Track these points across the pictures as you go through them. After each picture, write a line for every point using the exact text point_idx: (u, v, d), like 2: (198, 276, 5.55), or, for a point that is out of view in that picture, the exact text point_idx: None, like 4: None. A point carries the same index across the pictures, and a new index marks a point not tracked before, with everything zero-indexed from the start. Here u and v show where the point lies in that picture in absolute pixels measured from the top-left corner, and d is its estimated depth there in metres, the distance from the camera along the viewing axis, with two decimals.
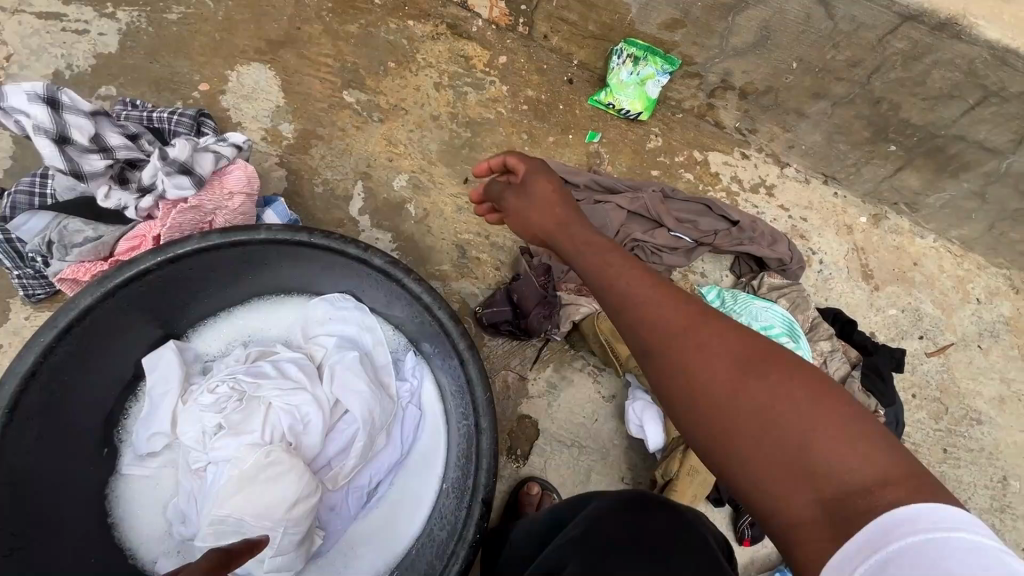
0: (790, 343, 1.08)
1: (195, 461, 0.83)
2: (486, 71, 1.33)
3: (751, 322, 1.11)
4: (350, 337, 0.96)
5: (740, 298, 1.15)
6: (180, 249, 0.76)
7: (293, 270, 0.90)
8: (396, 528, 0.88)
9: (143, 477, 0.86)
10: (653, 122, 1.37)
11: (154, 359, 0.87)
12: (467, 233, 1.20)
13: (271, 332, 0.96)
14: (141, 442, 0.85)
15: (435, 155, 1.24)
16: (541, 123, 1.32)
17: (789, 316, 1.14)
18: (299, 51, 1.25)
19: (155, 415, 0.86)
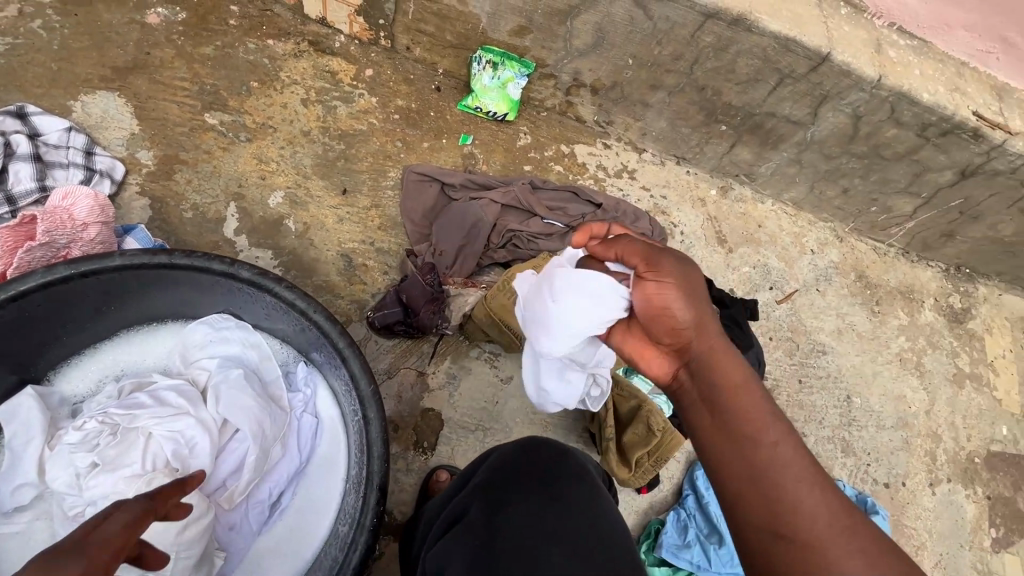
0: None
1: (70, 507, 0.79)
2: (354, 85, 1.36)
3: None
4: (233, 356, 0.96)
5: None
6: (23, 285, 0.74)
7: (161, 295, 0.89)
8: (303, 536, 0.89)
9: (13, 537, 0.81)
10: (520, 122, 1.47)
11: (11, 408, 0.82)
12: (351, 241, 1.23)
13: (147, 363, 0.93)
14: (5, 498, 0.80)
15: (310, 169, 1.26)
16: (414, 130, 1.37)
17: None
18: (151, 76, 1.22)
19: (17, 468, 0.81)
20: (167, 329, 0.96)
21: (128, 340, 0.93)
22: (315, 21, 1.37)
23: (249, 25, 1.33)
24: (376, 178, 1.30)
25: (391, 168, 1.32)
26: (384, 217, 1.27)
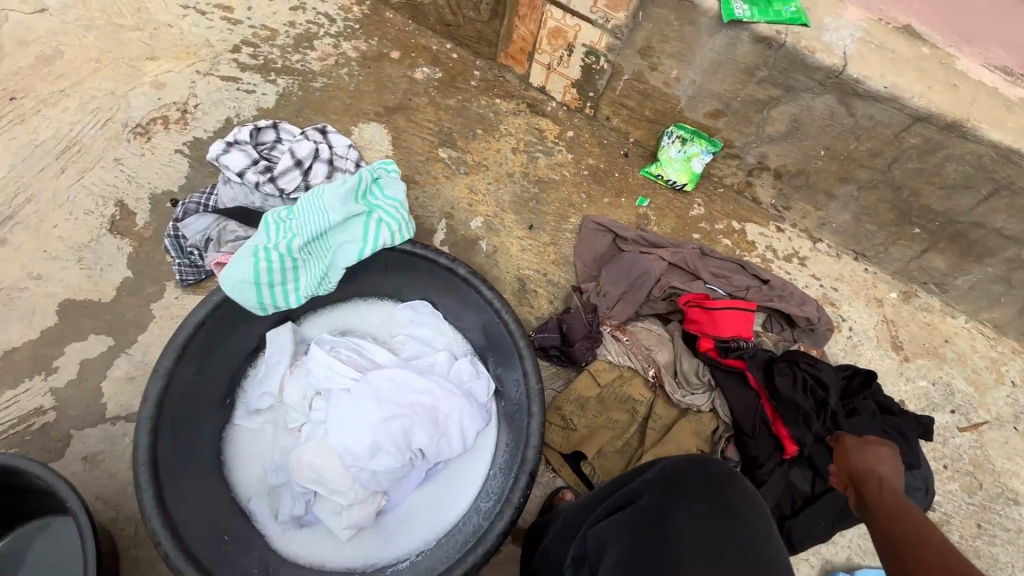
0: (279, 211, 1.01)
1: (294, 421, 1.03)
2: (556, 142, 1.59)
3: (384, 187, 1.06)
4: (425, 339, 1.13)
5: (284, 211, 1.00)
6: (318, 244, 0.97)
7: (390, 275, 1.10)
8: (448, 502, 1.01)
9: (248, 431, 1.04)
10: (697, 194, 1.57)
11: (274, 334, 1.07)
12: (528, 269, 1.41)
13: (362, 327, 1.15)
14: (254, 399, 1.03)
15: (508, 204, 1.48)
16: (599, 187, 1.55)
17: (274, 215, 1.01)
18: (408, 116, 1.56)
19: (268, 378, 1.05)
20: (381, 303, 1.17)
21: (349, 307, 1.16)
22: (535, 88, 1.64)
23: (484, 87, 1.64)
24: (559, 220, 1.48)
25: (572, 215, 1.50)
26: (559, 254, 1.44)
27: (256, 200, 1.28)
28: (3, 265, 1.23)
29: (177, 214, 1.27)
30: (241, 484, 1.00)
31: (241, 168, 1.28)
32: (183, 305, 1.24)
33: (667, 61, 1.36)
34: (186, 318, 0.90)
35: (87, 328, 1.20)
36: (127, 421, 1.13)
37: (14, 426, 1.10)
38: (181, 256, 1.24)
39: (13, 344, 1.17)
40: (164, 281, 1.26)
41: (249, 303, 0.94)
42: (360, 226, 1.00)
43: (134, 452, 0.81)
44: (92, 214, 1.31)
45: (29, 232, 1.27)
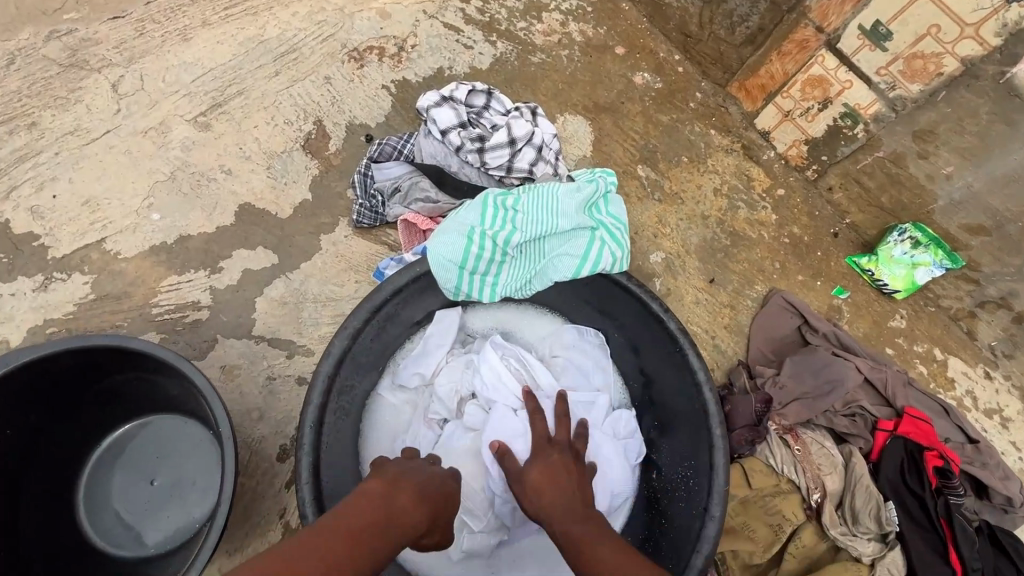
0: (503, 196, 0.92)
1: (436, 413, 0.96)
2: (762, 196, 1.42)
3: (613, 203, 0.97)
4: (585, 372, 0.99)
5: (505, 199, 0.92)
6: (542, 248, 0.90)
7: (578, 295, 0.98)
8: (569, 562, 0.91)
9: (388, 405, 0.97)
10: (903, 304, 1.37)
11: (443, 314, 0.98)
12: (697, 325, 1.27)
13: (524, 334, 1.04)
14: (404, 374, 0.96)
15: (694, 248, 1.34)
16: (796, 260, 1.37)
17: (491, 196, 0.92)
18: (616, 120, 1.42)
19: (424, 359, 0.97)
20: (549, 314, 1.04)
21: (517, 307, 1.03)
22: (757, 130, 1.46)
23: (703, 112, 1.47)
24: (744, 283, 1.33)
25: (759, 282, 1.33)
26: (734, 319, 1.29)
27: (453, 165, 1.20)
28: (200, 151, 1.23)
29: (371, 154, 1.21)
30: (367, 460, 0.93)
31: (447, 128, 1.20)
32: (350, 246, 1.19)
33: (945, 153, 1.16)
34: (383, 282, 0.83)
35: (257, 238, 1.18)
36: (269, 345, 1.10)
37: (170, 313, 1.10)
38: (364, 197, 1.19)
39: (189, 231, 1.16)
40: (339, 216, 1.21)
41: (448, 284, 0.87)
42: (581, 241, 0.91)
43: (304, 411, 0.75)
44: (290, 126, 1.28)
45: (230, 125, 1.26)
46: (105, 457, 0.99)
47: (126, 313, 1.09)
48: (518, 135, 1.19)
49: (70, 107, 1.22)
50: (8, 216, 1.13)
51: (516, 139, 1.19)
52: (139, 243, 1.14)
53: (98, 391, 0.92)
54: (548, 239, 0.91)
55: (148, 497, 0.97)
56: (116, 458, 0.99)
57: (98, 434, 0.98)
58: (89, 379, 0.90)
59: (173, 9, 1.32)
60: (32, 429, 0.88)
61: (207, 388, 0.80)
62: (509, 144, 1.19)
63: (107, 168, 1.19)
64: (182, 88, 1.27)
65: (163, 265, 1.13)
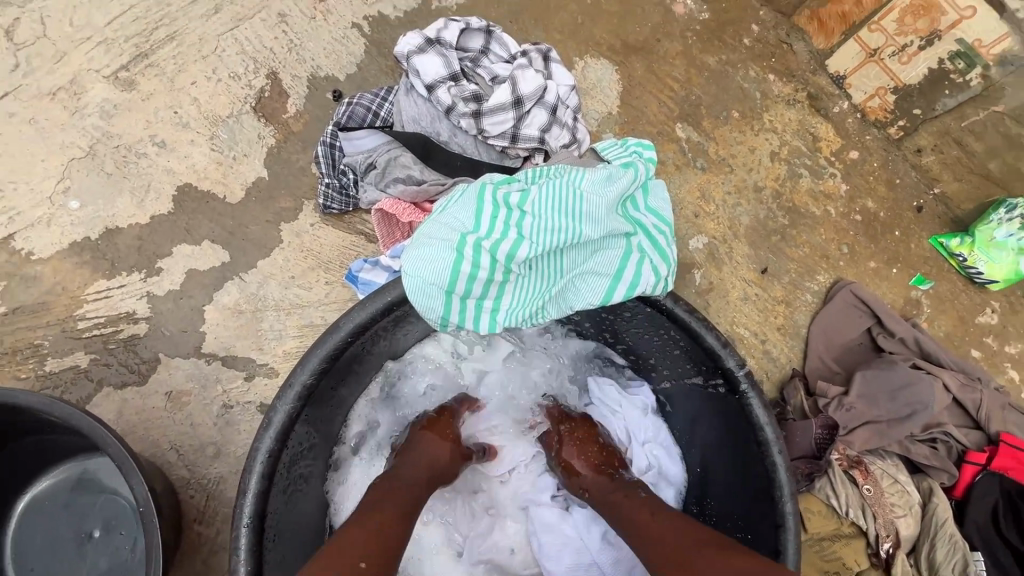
0: (506, 192, 0.67)
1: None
2: (831, 161, 1.14)
3: (656, 194, 0.73)
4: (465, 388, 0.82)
5: (507, 196, 0.67)
6: (560, 266, 0.66)
7: (605, 317, 0.76)
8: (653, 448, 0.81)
9: None
10: (997, 296, 1.12)
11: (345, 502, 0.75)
12: (744, 328, 1.04)
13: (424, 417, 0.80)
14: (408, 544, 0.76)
15: (744, 229, 1.08)
16: (868, 242, 1.12)
17: (489, 191, 0.67)
18: (649, 63, 1.12)
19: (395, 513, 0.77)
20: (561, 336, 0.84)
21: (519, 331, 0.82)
22: (829, 74, 1.15)
23: (761, 51, 1.15)
24: (803, 273, 1.08)
25: (822, 271, 1.09)
26: (789, 319, 1.06)
27: (442, 133, 0.94)
28: (124, 117, 0.98)
29: (338, 118, 0.95)
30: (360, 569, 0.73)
31: (432, 83, 0.92)
32: (318, 238, 0.96)
33: None
34: (337, 319, 0.61)
35: (203, 230, 0.95)
36: (223, 366, 0.90)
37: (99, 327, 0.90)
38: (331, 176, 0.94)
39: (117, 223, 0.94)
40: (302, 200, 0.97)
41: (432, 315, 0.65)
42: (613, 253, 0.67)
43: (239, 503, 0.57)
44: (236, 81, 1.01)
45: (161, 82, 1.00)
46: (34, 508, 0.83)
47: (47, 329, 0.89)
48: (525, 93, 0.92)
49: None
50: None
51: (522, 99, 0.92)
52: (56, 239, 0.92)
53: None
54: (568, 253, 0.66)
55: (84, 553, 0.81)
56: (47, 507, 0.83)
57: (19, 482, 0.81)
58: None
59: None
60: None
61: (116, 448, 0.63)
62: (513, 106, 0.92)
63: (10, 142, 0.95)
64: (96, 34, 0.99)
65: (88, 267, 0.92)
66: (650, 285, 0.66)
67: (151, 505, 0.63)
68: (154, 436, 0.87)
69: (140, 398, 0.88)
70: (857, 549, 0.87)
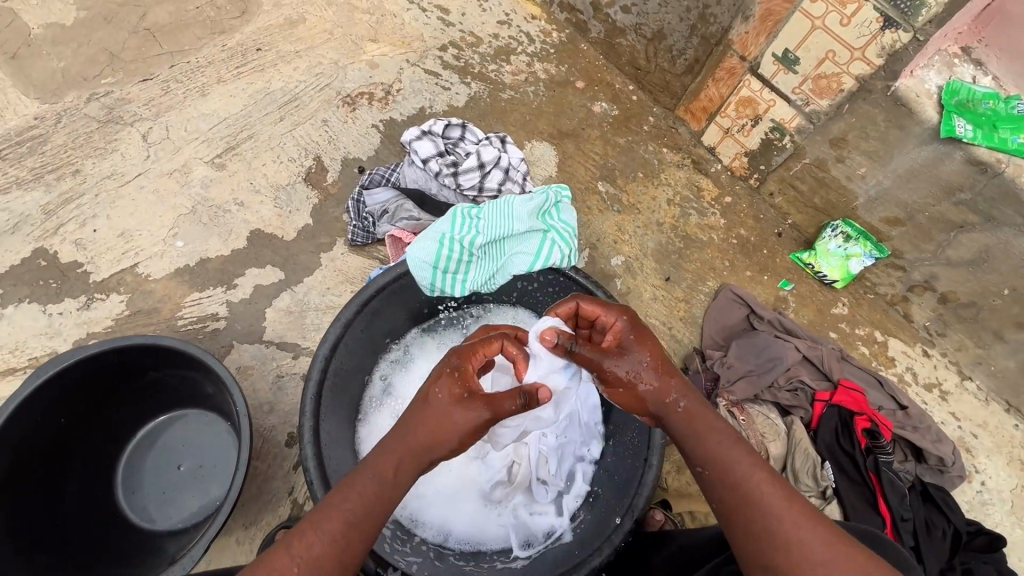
0: (469, 212, 1.12)
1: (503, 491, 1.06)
2: (712, 203, 1.59)
3: (565, 213, 1.17)
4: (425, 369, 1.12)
5: (470, 215, 1.12)
6: None
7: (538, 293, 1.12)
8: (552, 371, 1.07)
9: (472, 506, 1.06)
10: (844, 293, 1.51)
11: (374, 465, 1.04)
12: (655, 319, 1.43)
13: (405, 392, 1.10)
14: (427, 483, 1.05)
15: (651, 251, 1.51)
16: (744, 258, 1.54)
17: (458, 211, 1.12)
18: (577, 143, 1.62)
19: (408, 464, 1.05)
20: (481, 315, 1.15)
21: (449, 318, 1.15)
22: (705, 147, 1.65)
23: (656, 133, 1.66)
24: (697, 280, 1.49)
25: (711, 279, 1.50)
26: (688, 312, 1.45)
27: (433, 189, 1.40)
28: (216, 187, 1.44)
29: (363, 182, 1.41)
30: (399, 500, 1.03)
31: (426, 157, 1.40)
32: (347, 261, 1.38)
33: (858, 156, 1.33)
34: (369, 282, 1.00)
35: (267, 258, 1.37)
36: (278, 348, 1.27)
37: (193, 324, 1.28)
38: (357, 219, 1.38)
39: (208, 255, 1.36)
40: (336, 237, 1.40)
41: (424, 281, 1.04)
42: (536, 244, 1.10)
43: (306, 388, 0.92)
44: (294, 163, 1.49)
45: (243, 164, 1.47)
46: (134, 451, 1.15)
47: (156, 325, 1.27)
48: (487, 161, 1.39)
49: (107, 155, 1.43)
50: (56, 249, 1.32)
51: (485, 165, 1.39)
52: (166, 266, 1.33)
53: (133, 388, 1.09)
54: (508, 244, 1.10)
55: (174, 482, 1.14)
56: (146, 450, 1.15)
57: (130, 430, 1.15)
58: (133, 376, 1.07)
59: (193, 70, 1.56)
60: (79, 422, 1.05)
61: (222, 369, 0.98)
62: (479, 170, 1.39)
63: (139, 204, 1.40)
64: (201, 135, 1.49)
65: (187, 284, 1.32)
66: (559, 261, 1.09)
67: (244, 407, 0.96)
68: None
69: None
70: None
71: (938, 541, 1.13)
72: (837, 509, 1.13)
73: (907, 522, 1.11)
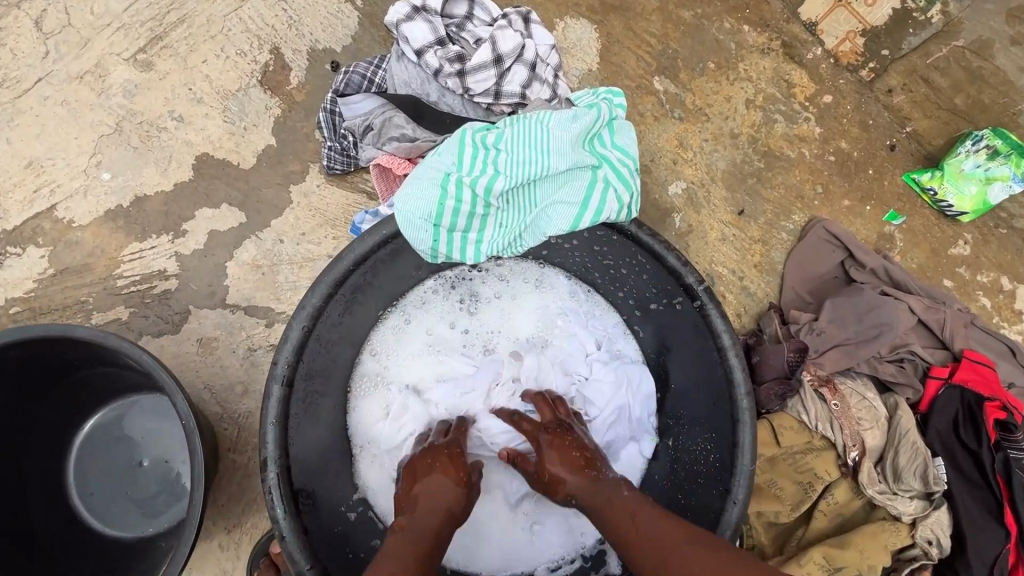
0: (484, 136, 0.76)
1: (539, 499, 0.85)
2: (805, 105, 1.19)
3: (625, 136, 0.81)
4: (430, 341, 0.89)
5: (484, 139, 0.76)
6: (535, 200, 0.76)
7: (580, 252, 0.84)
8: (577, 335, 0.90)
9: (501, 523, 0.85)
10: (969, 228, 1.17)
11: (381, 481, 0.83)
12: (722, 266, 1.12)
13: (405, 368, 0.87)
14: None
15: (721, 174, 1.15)
16: (842, 182, 1.17)
17: (467, 136, 0.76)
18: (627, 20, 1.18)
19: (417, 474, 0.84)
20: (503, 272, 0.90)
21: (454, 276, 0.90)
22: (802, 22, 1.20)
23: (736, 3, 1.20)
24: (778, 213, 1.15)
25: (797, 211, 1.15)
26: (765, 257, 1.13)
27: (432, 94, 1.02)
28: (144, 95, 1.08)
29: (337, 86, 1.03)
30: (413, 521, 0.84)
31: (420, 47, 1.00)
32: (324, 197, 1.06)
33: None
34: (344, 248, 0.71)
35: (220, 194, 1.05)
36: (245, 314, 1.01)
37: (137, 284, 1.01)
38: (333, 139, 1.03)
39: (145, 191, 1.04)
40: (307, 164, 1.06)
41: (421, 246, 0.74)
42: (581, 186, 0.77)
43: (265, 406, 0.67)
44: (243, 58, 1.10)
45: (175, 62, 1.09)
46: (86, 445, 0.95)
47: (90, 286, 1.00)
48: (506, 52, 1.00)
49: None
50: None
51: (502, 59, 1.00)
52: (93, 208, 1.03)
53: (66, 378, 0.87)
54: (541, 188, 0.76)
55: (138, 479, 0.95)
56: (98, 444, 0.95)
57: (74, 422, 0.93)
58: (59, 368, 0.84)
59: None
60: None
61: (159, 371, 0.72)
62: (495, 66, 1.00)
63: (46, 122, 1.05)
64: (114, 20, 1.09)
65: (123, 231, 1.02)
66: (616, 212, 0.75)
67: (190, 418, 0.73)
68: (189, 377, 0.99)
69: (175, 345, 1.00)
70: (829, 460, 0.96)
71: None
72: (947, 516, 0.91)
73: None
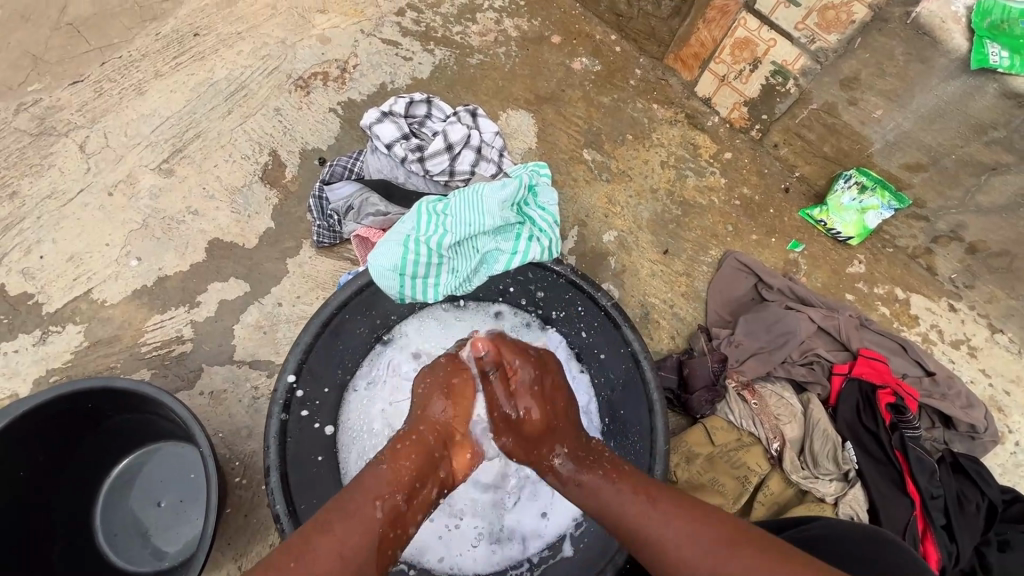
0: (437, 205, 0.99)
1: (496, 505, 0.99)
2: (710, 162, 1.44)
3: (544, 197, 1.07)
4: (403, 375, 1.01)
5: (437, 207, 1.00)
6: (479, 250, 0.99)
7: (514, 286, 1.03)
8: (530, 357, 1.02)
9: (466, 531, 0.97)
10: (860, 250, 1.38)
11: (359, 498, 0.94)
12: (654, 297, 1.32)
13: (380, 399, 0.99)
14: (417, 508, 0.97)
15: (646, 222, 1.38)
16: (749, 220, 1.40)
17: (425, 207, 0.99)
18: (558, 108, 1.46)
19: None
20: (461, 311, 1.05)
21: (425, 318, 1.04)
22: (699, 98, 1.48)
23: (644, 88, 1.49)
24: (698, 250, 1.36)
25: (713, 247, 1.37)
26: (690, 286, 1.33)
27: (400, 177, 1.28)
28: (167, 196, 1.32)
29: (324, 176, 1.28)
30: None
31: (389, 142, 1.26)
32: (315, 266, 1.27)
33: (873, 97, 1.18)
34: (328, 297, 0.91)
35: (229, 270, 1.26)
36: (250, 368, 1.19)
37: (158, 349, 1.19)
38: (321, 218, 1.26)
39: (166, 272, 1.26)
40: (301, 240, 1.29)
41: (391, 290, 0.93)
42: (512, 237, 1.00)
43: (269, 422, 0.84)
44: (248, 160, 1.35)
45: (192, 167, 1.35)
46: (112, 490, 1.10)
47: (118, 354, 1.19)
48: (457, 140, 1.26)
49: (45, 172, 1.31)
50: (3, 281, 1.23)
51: (455, 146, 1.26)
52: (122, 289, 1.24)
53: (100, 430, 1.03)
54: (483, 241, 1.00)
55: (157, 517, 1.09)
56: (123, 488, 1.10)
57: (101, 471, 1.08)
58: (97, 420, 1.01)
59: (127, 66, 1.41)
60: (45, 471, 0.98)
61: (178, 404, 0.90)
62: (449, 152, 1.26)
63: (85, 223, 1.29)
64: (144, 140, 1.36)
65: (146, 306, 1.23)
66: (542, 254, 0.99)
67: (207, 444, 0.89)
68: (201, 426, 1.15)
69: (190, 398, 1.16)
70: (758, 453, 1.10)
71: (974, 518, 1.04)
72: (859, 492, 1.05)
73: (936, 499, 1.03)
